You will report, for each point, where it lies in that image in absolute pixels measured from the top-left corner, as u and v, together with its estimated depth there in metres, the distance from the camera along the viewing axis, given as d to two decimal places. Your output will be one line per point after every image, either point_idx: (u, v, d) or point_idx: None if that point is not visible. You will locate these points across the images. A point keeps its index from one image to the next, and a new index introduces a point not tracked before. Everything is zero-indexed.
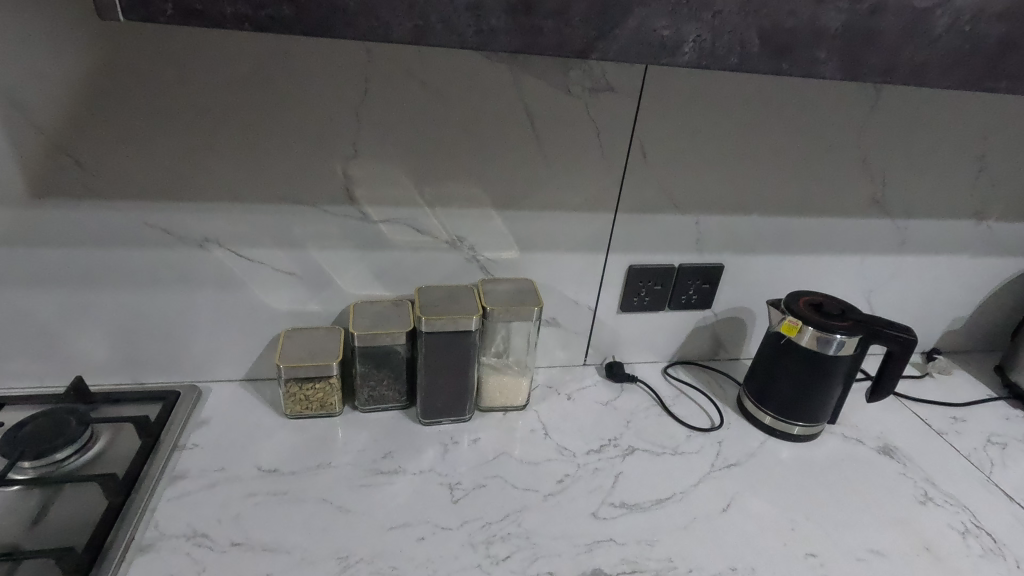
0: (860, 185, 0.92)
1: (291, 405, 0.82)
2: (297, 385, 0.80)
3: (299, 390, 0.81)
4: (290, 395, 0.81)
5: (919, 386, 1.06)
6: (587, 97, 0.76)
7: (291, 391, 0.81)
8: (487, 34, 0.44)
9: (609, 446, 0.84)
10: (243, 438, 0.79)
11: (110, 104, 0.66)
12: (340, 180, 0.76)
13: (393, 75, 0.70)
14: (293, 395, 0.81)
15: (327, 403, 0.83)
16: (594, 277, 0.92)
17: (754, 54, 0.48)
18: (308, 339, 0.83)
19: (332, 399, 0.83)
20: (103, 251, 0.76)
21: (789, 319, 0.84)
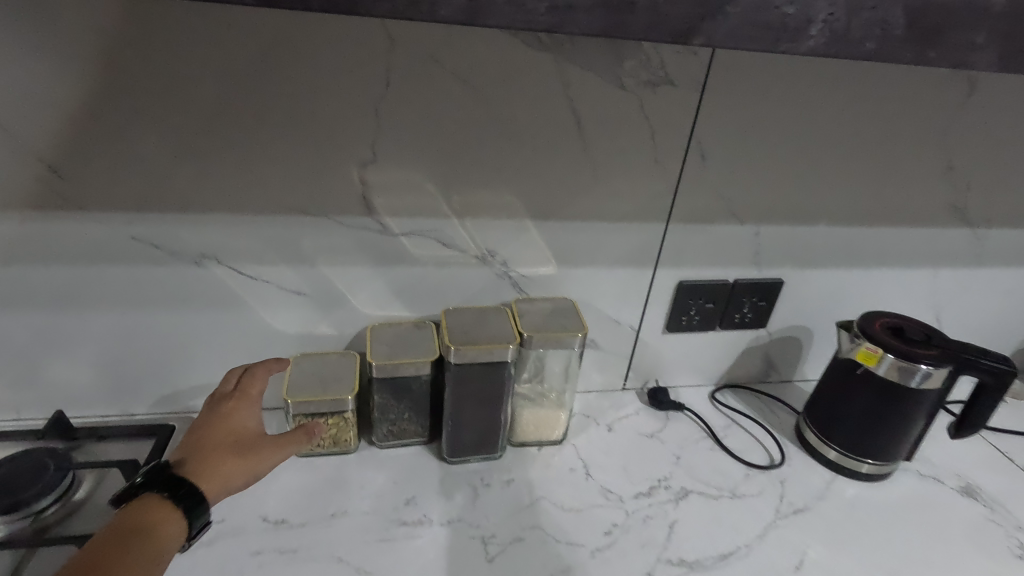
0: (941, 192, 0.81)
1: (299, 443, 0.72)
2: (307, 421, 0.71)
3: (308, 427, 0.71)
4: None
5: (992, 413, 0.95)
6: (642, 92, 0.66)
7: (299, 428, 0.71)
8: (562, 11, 0.33)
9: (659, 488, 0.75)
10: (247, 481, 0.70)
11: (87, 99, 0.56)
12: (356, 188, 0.66)
13: (419, 65, 0.60)
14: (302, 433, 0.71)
15: (340, 440, 0.73)
16: (639, 295, 0.82)
17: (896, 38, 0.37)
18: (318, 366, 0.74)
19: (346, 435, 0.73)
20: (84, 269, 0.66)
21: (867, 346, 0.74)
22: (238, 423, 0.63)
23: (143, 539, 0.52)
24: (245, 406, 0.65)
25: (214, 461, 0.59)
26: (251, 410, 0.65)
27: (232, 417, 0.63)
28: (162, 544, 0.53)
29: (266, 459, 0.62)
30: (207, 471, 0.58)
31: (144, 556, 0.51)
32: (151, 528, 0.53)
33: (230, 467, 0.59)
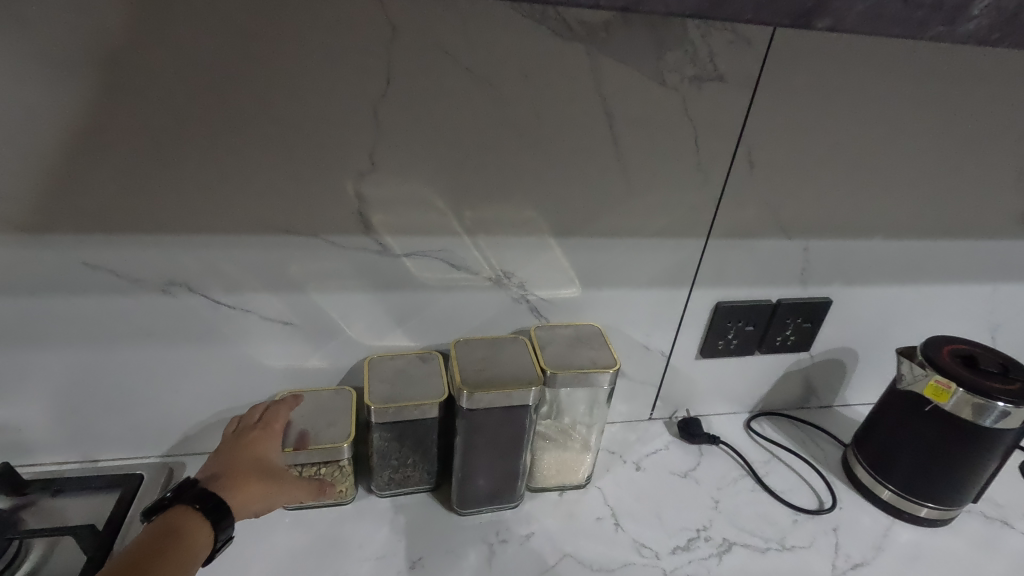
0: (1011, 200, 0.72)
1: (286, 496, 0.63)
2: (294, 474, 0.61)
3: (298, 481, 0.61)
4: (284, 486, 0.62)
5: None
6: (686, 89, 0.56)
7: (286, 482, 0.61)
8: None
9: (699, 541, 0.66)
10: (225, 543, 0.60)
11: (20, 98, 0.46)
12: (351, 202, 0.56)
13: (426, 58, 0.50)
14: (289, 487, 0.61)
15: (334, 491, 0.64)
16: (672, 318, 0.73)
17: None
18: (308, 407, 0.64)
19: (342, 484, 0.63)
20: (28, 301, 0.55)
21: (937, 380, 0.65)
22: (268, 452, 0.57)
23: (175, 548, 0.47)
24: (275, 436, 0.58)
25: (241, 487, 0.54)
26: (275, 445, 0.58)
27: (263, 441, 0.57)
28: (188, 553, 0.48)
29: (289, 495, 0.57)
30: (235, 495, 0.53)
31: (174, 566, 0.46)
32: (182, 536, 0.48)
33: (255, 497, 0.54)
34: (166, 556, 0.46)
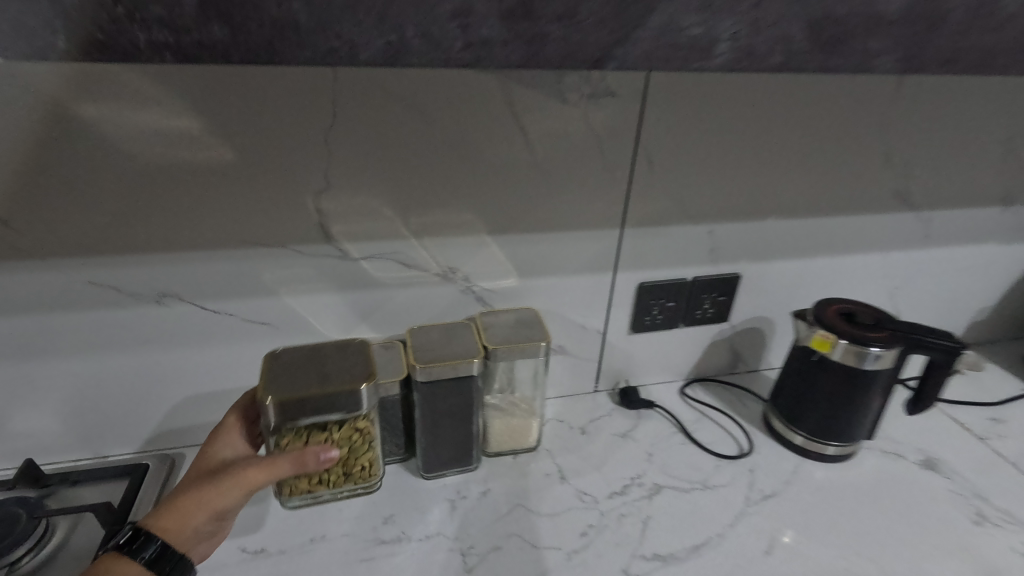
0: (883, 179, 0.84)
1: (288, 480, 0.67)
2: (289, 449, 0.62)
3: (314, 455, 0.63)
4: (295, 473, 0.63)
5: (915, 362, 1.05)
6: (586, 104, 0.68)
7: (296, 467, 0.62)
8: (480, 47, 0.34)
9: (633, 487, 0.77)
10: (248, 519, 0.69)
11: (38, 151, 0.56)
12: (313, 217, 0.67)
13: (365, 94, 0.61)
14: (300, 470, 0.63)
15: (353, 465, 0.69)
16: (602, 299, 0.84)
17: (801, 51, 0.39)
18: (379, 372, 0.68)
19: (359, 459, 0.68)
20: (43, 318, 0.65)
21: (820, 333, 0.76)
22: (216, 453, 0.62)
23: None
24: (229, 437, 0.64)
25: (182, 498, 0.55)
26: (225, 444, 0.63)
27: (209, 447, 0.63)
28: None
29: (249, 486, 0.55)
30: (168, 523, 0.53)
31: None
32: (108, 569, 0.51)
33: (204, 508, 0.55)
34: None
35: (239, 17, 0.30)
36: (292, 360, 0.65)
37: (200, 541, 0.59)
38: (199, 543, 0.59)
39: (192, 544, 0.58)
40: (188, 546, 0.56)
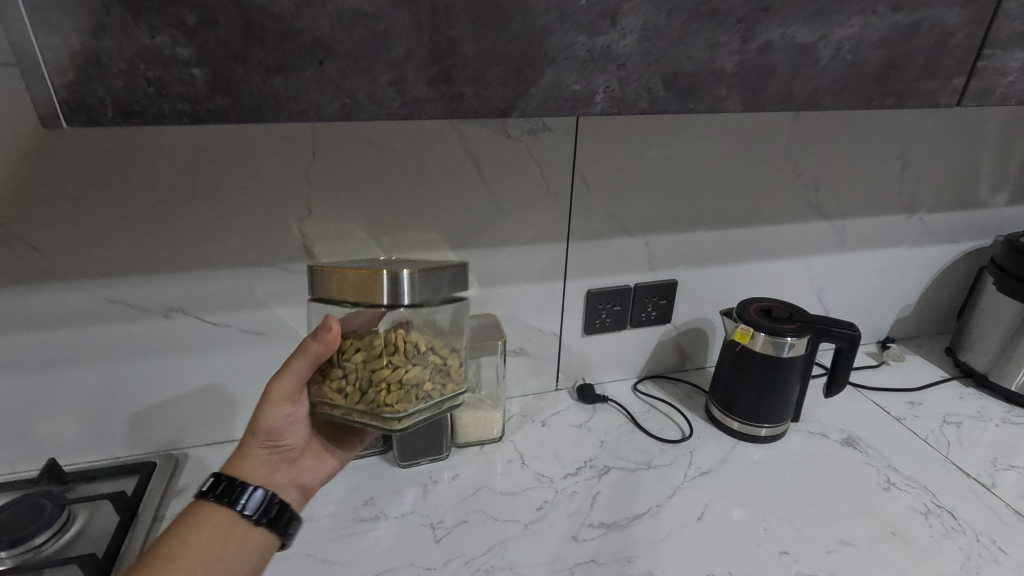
0: (795, 194, 0.98)
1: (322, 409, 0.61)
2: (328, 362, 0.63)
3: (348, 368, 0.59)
4: (340, 389, 0.60)
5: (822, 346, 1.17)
6: (527, 138, 0.81)
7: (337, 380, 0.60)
8: (412, 104, 0.47)
9: (585, 468, 0.87)
10: (348, 462, 0.75)
11: (66, 189, 0.68)
12: (298, 239, 0.79)
13: (339, 136, 0.74)
14: (344, 388, 0.60)
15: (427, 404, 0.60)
16: (555, 305, 0.95)
17: (662, 97, 0.52)
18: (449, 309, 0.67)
19: (399, 396, 0.58)
20: (66, 331, 0.76)
21: (742, 327, 0.88)
22: None
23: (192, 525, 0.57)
24: None
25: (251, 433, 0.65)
26: None
27: None
28: (205, 523, 0.58)
29: (276, 394, 0.62)
30: (239, 465, 0.63)
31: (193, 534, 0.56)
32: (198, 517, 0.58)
33: (259, 435, 0.64)
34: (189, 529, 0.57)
35: (237, 90, 0.43)
36: (370, 260, 0.64)
37: (278, 469, 0.66)
38: (280, 471, 0.66)
39: (273, 474, 0.65)
40: (267, 476, 0.65)
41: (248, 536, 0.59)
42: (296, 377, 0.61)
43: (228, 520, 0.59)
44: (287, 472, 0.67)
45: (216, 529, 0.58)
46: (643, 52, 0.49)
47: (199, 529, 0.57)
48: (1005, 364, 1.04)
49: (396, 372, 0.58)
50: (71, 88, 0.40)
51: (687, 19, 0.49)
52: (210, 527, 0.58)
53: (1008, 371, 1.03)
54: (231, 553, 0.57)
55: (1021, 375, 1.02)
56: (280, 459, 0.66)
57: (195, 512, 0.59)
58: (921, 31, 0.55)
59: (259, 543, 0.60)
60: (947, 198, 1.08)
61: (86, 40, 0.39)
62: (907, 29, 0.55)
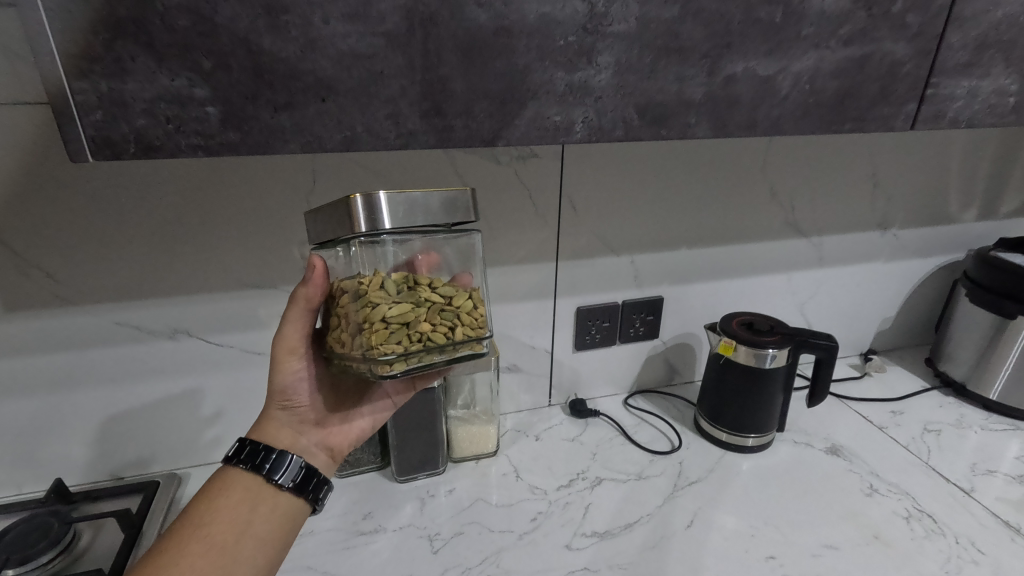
0: (773, 213, 1.02)
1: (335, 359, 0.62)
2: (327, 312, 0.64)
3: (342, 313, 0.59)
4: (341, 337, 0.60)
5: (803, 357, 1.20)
6: (516, 164, 0.85)
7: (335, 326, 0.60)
8: (407, 135, 0.51)
9: (578, 480, 0.90)
10: (377, 424, 0.75)
11: (79, 217, 0.72)
12: (299, 262, 0.83)
13: (338, 165, 0.79)
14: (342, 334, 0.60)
15: (419, 351, 0.56)
16: (547, 322, 0.99)
17: (636, 125, 0.56)
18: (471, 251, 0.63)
19: (384, 336, 0.55)
20: (74, 354, 0.79)
21: (725, 340, 0.92)
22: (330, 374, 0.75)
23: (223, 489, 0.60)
24: None
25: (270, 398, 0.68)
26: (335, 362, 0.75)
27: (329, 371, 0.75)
28: (234, 488, 0.60)
29: (283, 349, 0.64)
30: (264, 428, 0.66)
31: (223, 500, 0.59)
32: (229, 481, 0.61)
33: (277, 396, 0.67)
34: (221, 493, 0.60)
35: (247, 126, 0.47)
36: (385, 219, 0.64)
37: (301, 431, 0.68)
38: (304, 432, 0.68)
39: (296, 435, 0.68)
40: (291, 437, 0.67)
41: (274, 500, 0.62)
42: (296, 326, 0.63)
43: (253, 483, 0.61)
44: (312, 433, 0.69)
45: (244, 492, 0.60)
46: (617, 86, 0.54)
47: (232, 490, 0.60)
48: (982, 373, 1.07)
49: (378, 310, 0.55)
50: (97, 126, 0.44)
51: (656, 55, 0.54)
52: (237, 492, 0.60)
53: (985, 380, 1.07)
54: (258, 516, 0.60)
55: (997, 383, 1.05)
56: (302, 421, 0.68)
57: (222, 477, 0.61)
58: (872, 63, 0.60)
59: (287, 505, 0.62)
60: (918, 214, 1.13)
61: (113, 83, 0.43)
62: (858, 61, 0.60)
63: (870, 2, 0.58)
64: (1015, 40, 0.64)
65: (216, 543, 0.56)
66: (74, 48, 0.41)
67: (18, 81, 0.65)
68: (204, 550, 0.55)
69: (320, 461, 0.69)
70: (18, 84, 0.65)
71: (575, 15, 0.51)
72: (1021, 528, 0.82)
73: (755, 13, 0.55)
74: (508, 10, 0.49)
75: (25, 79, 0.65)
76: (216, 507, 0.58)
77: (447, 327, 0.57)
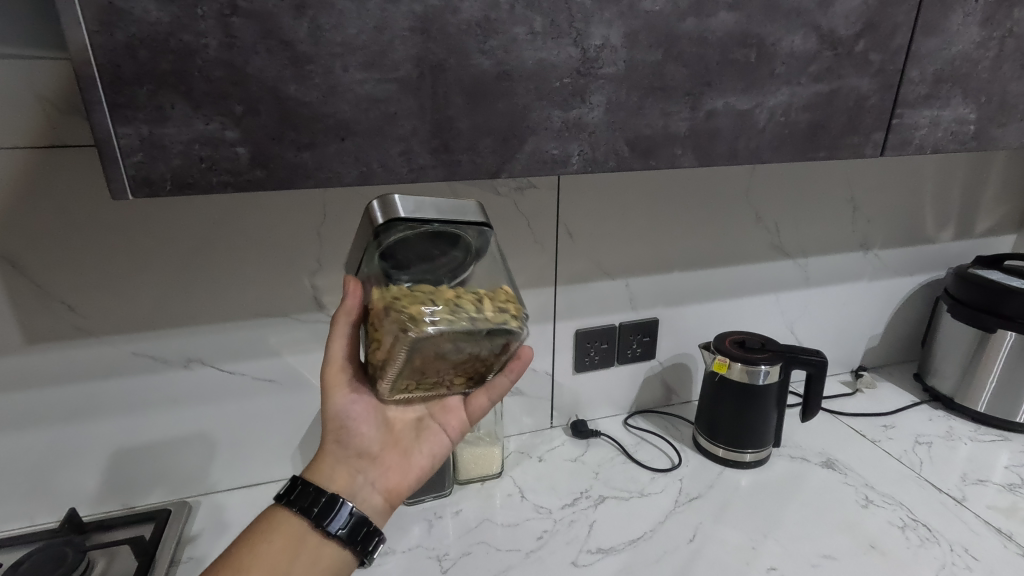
0: (759, 236, 1.08)
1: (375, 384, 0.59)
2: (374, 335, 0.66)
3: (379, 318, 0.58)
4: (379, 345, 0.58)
5: (796, 375, 1.24)
6: (514, 195, 0.90)
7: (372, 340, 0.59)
8: (418, 170, 0.56)
9: (582, 498, 0.92)
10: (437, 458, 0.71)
11: (103, 252, 0.76)
12: (309, 291, 0.87)
13: (348, 199, 0.83)
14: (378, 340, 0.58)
15: (453, 314, 0.54)
16: (546, 345, 1.02)
17: (627, 157, 0.61)
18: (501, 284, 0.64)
19: (414, 302, 0.55)
20: (92, 384, 0.82)
21: (719, 357, 0.96)
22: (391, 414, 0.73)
23: (267, 535, 0.61)
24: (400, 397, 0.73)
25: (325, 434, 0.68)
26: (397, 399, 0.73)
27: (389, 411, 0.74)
28: (277, 534, 0.61)
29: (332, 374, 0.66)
30: (318, 466, 0.66)
31: (267, 547, 0.59)
32: (273, 528, 0.61)
33: (331, 429, 0.66)
34: (265, 540, 0.60)
35: (272, 164, 0.51)
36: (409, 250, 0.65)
37: (357, 468, 0.67)
38: (360, 472, 0.67)
39: (352, 474, 0.66)
40: (344, 476, 0.66)
41: (317, 550, 0.61)
42: (344, 346, 0.65)
43: (297, 532, 0.61)
44: (370, 473, 0.67)
45: (288, 540, 0.61)
46: (609, 122, 0.59)
47: (275, 538, 0.60)
48: (967, 386, 1.11)
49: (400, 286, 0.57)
50: (138, 167, 0.48)
51: (644, 93, 0.59)
52: (279, 540, 0.60)
53: (971, 393, 1.11)
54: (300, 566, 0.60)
55: (983, 395, 1.09)
56: (357, 459, 0.67)
57: (264, 524, 0.62)
58: (840, 97, 0.66)
59: (328, 556, 0.62)
60: (898, 234, 1.18)
61: (153, 128, 0.48)
62: (828, 96, 0.66)
63: (834, 43, 0.64)
64: (969, 73, 0.70)
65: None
66: (120, 98, 0.46)
67: (51, 127, 0.70)
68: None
69: (376, 503, 0.66)
70: (51, 130, 0.70)
71: (569, 60, 0.56)
72: (1011, 534, 0.85)
73: (731, 55, 0.61)
74: (509, 57, 0.54)
75: (59, 125, 0.70)
76: (260, 553, 0.59)
77: (473, 300, 0.57)
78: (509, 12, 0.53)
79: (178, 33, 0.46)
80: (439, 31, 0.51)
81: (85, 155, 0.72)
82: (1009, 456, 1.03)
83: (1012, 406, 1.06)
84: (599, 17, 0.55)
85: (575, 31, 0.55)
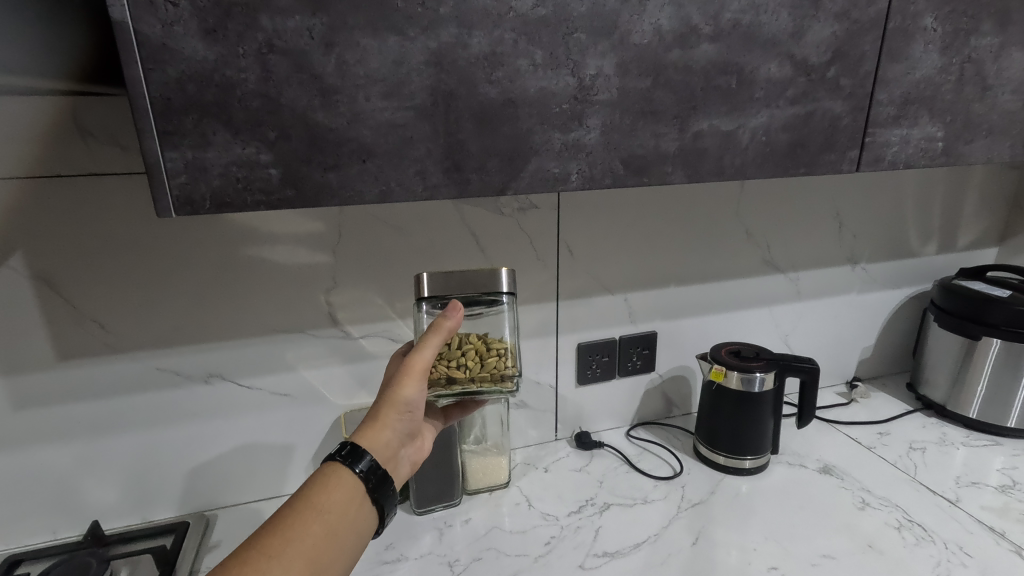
0: (750, 252, 1.13)
1: (441, 392, 0.74)
2: (447, 347, 0.74)
3: (470, 346, 0.75)
4: (461, 365, 0.74)
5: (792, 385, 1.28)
6: (517, 215, 0.96)
7: (459, 359, 0.74)
8: (432, 188, 0.61)
9: (587, 506, 0.95)
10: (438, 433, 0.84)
11: (133, 271, 0.81)
12: (324, 308, 0.91)
13: (361, 220, 0.89)
14: (466, 364, 0.74)
15: (491, 376, 0.75)
16: (550, 358, 1.06)
17: (622, 175, 0.67)
18: (476, 289, 0.74)
19: (479, 362, 0.75)
20: (118, 398, 0.86)
21: (716, 366, 0.99)
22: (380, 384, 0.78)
23: (325, 488, 0.63)
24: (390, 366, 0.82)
25: (378, 414, 0.70)
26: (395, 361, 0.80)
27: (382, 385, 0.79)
28: (329, 494, 0.63)
29: (415, 372, 0.69)
30: (376, 440, 0.69)
31: (321, 501, 0.62)
32: (328, 484, 0.64)
33: (394, 409, 0.71)
34: (322, 492, 0.63)
35: (301, 184, 0.57)
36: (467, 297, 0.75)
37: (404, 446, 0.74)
38: (402, 448, 0.73)
39: (399, 449, 0.72)
40: (394, 447, 0.71)
41: (356, 519, 0.64)
42: (434, 353, 0.70)
43: (352, 490, 0.64)
44: (407, 447, 0.75)
45: (342, 498, 0.63)
46: (605, 144, 0.65)
47: (331, 492, 0.63)
48: (958, 394, 1.15)
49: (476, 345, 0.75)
50: (182, 188, 0.54)
51: (635, 117, 0.65)
52: (333, 497, 0.63)
53: (961, 399, 1.14)
54: (352, 527, 0.63)
55: (973, 401, 1.13)
56: (404, 435, 0.73)
57: (320, 476, 0.64)
58: (816, 118, 0.72)
59: (366, 519, 0.65)
60: (883, 248, 1.24)
61: (196, 154, 0.53)
62: (804, 117, 0.72)
63: (808, 70, 0.70)
64: (934, 95, 0.76)
65: (312, 551, 0.58)
66: (169, 125, 0.52)
67: (91, 157, 0.76)
68: (300, 557, 0.57)
69: (405, 474, 0.75)
70: (91, 158, 0.76)
71: (567, 88, 0.62)
72: (1004, 532, 0.88)
73: (714, 82, 0.67)
74: (513, 86, 0.60)
75: (97, 154, 0.76)
76: (316, 507, 0.61)
77: (501, 362, 0.76)
78: (514, 47, 0.59)
79: (221, 69, 0.52)
80: (451, 64, 0.58)
81: (120, 180, 0.77)
82: (1002, 460, 1.06)
83: (1001, 411, 1.10)
84: (593, 50, 0.62)
85: (571, 63, 0.61)
